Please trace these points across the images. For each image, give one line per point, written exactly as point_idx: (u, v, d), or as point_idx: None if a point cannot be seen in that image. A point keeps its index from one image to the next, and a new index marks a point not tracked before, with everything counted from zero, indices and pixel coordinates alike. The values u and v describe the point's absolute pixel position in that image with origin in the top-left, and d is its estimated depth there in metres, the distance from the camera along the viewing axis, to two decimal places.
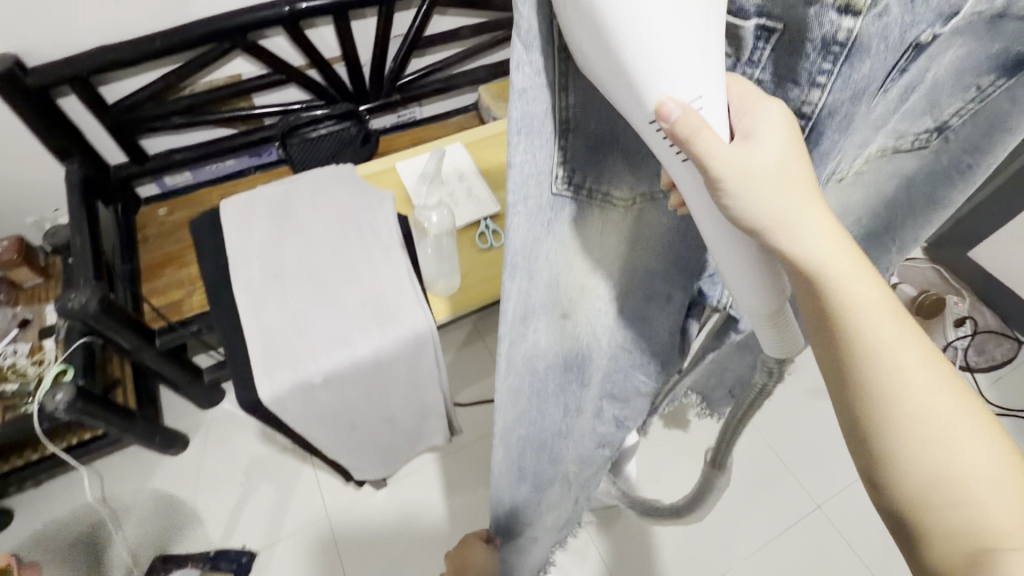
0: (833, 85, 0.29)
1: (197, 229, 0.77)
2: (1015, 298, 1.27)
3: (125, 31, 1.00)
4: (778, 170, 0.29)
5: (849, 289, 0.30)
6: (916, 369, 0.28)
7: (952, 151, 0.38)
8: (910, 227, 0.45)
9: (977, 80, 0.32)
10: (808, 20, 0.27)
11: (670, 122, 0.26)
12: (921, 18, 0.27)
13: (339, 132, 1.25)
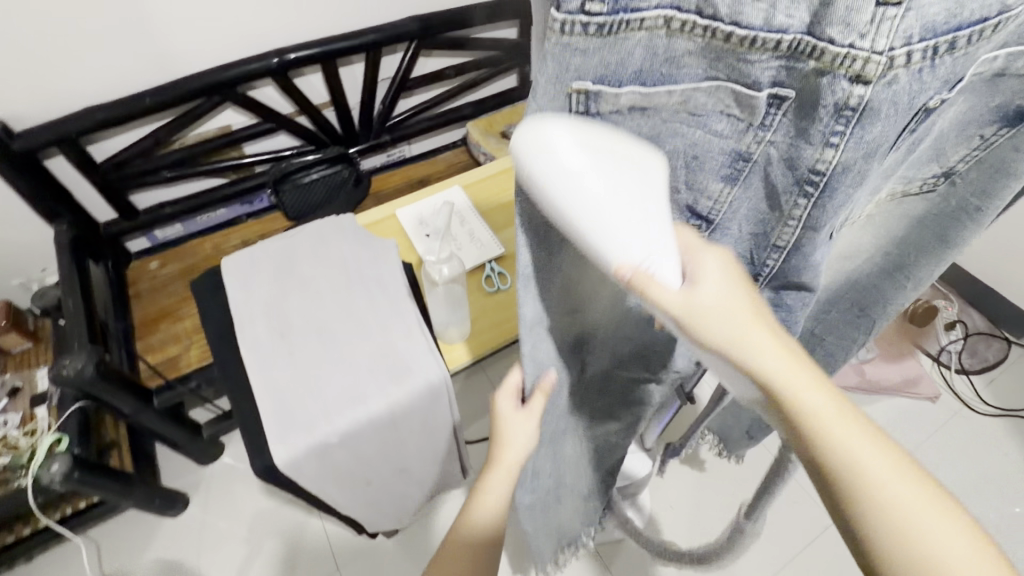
0: (847, 146, 0.30)
1: (199, 289, 0.76)
2: (1003, 301, 1.30)
3: (113, 90, 0.99)
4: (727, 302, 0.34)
5: (798, 396, 0.34)
6: (867, 458, 0.33)
7: (958, 195, 0.42)
8: (921, 265, 0.48)
9: (980, 131, 0.36)
10: (820, 87, 0.28)
11: (626, 281, 0.31)
12: (928, 84, 0.28)
13: (330, 176, 1.27)
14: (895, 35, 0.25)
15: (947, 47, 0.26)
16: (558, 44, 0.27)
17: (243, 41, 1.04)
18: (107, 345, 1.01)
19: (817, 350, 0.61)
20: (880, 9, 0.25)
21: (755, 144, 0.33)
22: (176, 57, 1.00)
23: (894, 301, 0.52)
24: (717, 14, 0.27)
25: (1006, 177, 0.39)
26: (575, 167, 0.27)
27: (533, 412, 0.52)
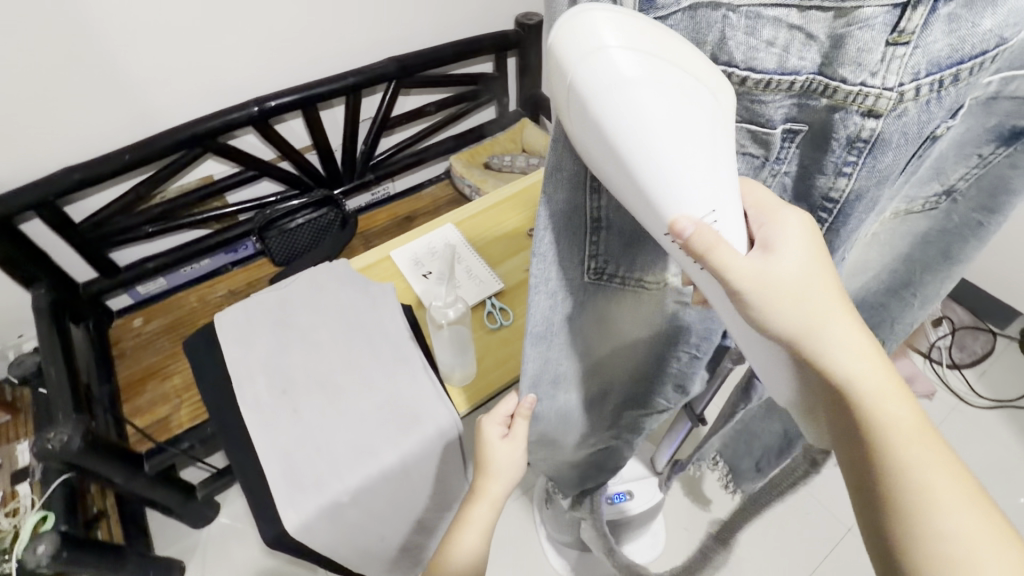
0: (858, 175, 0.31)
1: (194, 348, 0.74)
2: (983, 294, 1.34)
3: (91, 149, 0.97)
4: (797, 272, 0.32)
5: (866, 386, 0.33)
6: (929, 464, 0.32)
7: (960, 212, 0.43)
8: (928, 283, 0.50)
9: (978, 149, 0.38)
10: (833, 122, 0.29)
11: (684, 237, 0.27)
12: (935, 114, 0.29)
13: (316, 220, 1.25)
14: (904, 72, 0.26)
15: (951, 80, 0.27)
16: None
17: (221, 91, 1.02)
18: (92, 411, 0.96)
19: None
20: (890, 47, 0.25)
21: (769, 177, 0.34)
22: (155, 111, 0.98)
23: (902, 319, 0.54)
24: (731, 60, 0.27)
25: (1006, 192, 0.40)
26: (628, 80, 0.24)
27: (517, 435, 0.55)
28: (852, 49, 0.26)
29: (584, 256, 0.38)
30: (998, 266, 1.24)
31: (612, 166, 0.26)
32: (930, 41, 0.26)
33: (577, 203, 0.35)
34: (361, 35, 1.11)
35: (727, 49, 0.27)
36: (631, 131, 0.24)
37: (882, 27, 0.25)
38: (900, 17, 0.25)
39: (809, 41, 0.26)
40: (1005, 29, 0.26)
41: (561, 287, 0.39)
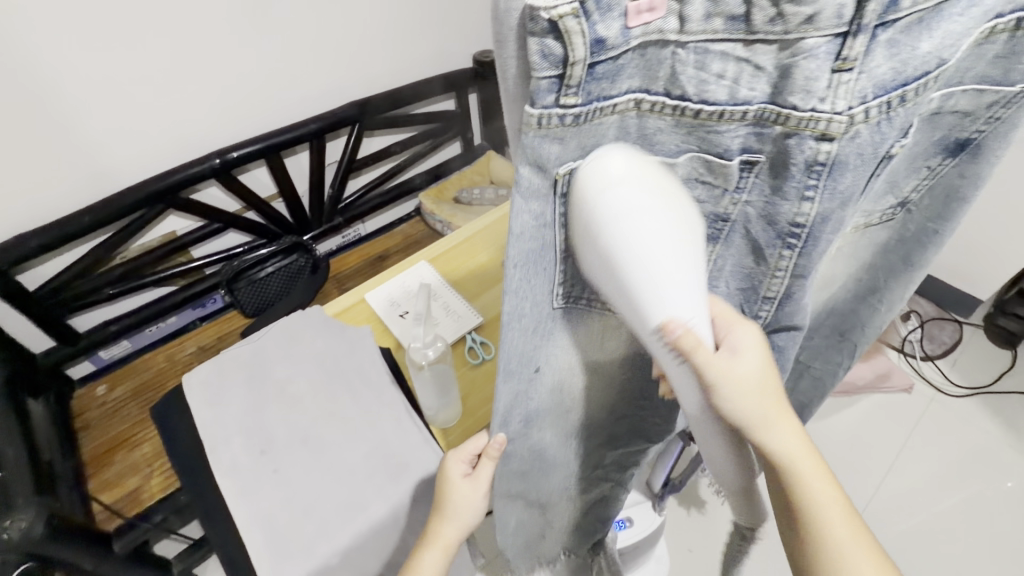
0: (821, 197, 0.32)
1: (162, 415, 0.70)
2: (945, 286, 1.38)
3: (45, 214, 0.93)
4: (762, 374, 0.37)
5: (804, 469, 0.38)
6: (847, 538, 0.37)
7: (915, 221, 0.45)
8: (893, 289, 0.51)
9: (927, 162, 0.39)
10: (788, 148, 0.30)
11: (672, 337, 0.31)
12: (889, 134, 0.30)
13: (286, 267, 1.23)
14: (851, 96, 0.27)
15: (898, 101, 0.28)
16: (535, 137, 0.27)
17: (181, 145, 1.01)
18: (54, 490, 0.89)
19: (805, 373, 0.63)
20: (836, 74, 0.26)
21: (731, 206, 0.34)
22: (113, 172, 0.96)
23: (872, 324, 0.55)
24: (684, 94, 0.28)
25: (958, 202, 0.42)
26: (630, 197, 0.27)
27: (480, 479, 0.53)
28: (800, 78, 0.26)
29: (554, 283, 0.37)
30: (949, 256, 1.31)
31: (605, 278, 0.30)
32: (873, 65, 0.27)
33: (544, 239, 0.33)
34: (322, 81, 1.12)
35: (679, 82, 0.28)
36: (632, 252, 0.28)
37: (826, 57, 0.26)
38: (842, 46, 0.26)
39: (756, 72, 0.27)
40: (943, 50, 0.28)
41: (532, 316, 0.39)
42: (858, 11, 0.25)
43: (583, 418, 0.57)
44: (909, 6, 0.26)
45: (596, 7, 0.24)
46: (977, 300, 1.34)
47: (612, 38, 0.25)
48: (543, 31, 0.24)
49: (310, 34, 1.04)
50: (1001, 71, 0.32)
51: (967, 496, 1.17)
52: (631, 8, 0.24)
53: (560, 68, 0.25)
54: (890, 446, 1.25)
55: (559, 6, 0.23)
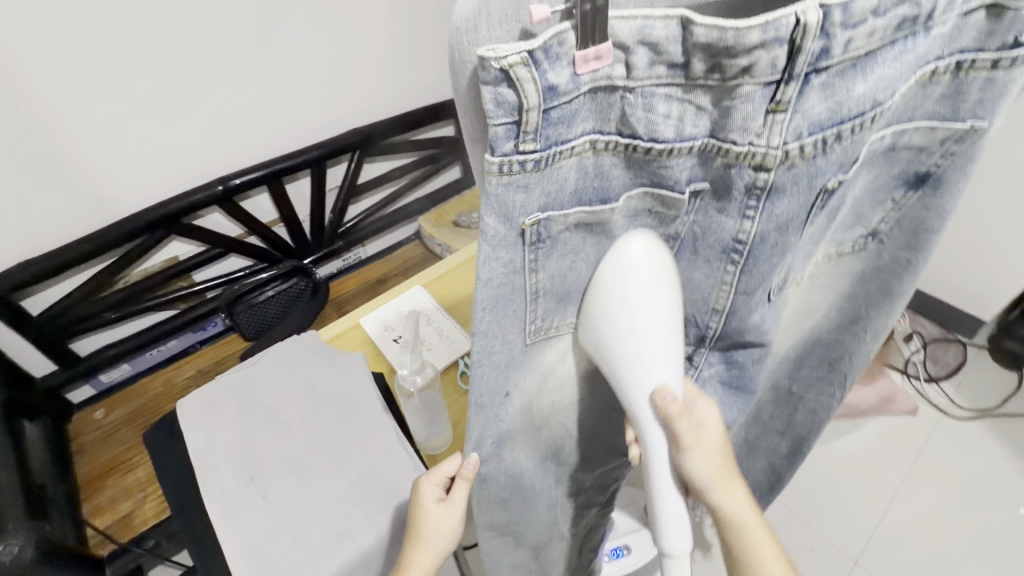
0: (761, 219, 0.34)
1: (155, 441, 0.70)
2: (951, 307, 1.36)
3: (49, 242, 0.95)
4: (722, 440, 0.46)
5: (736, 509, 0.47)
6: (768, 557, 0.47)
7: (889, 250, 0.51)
8: (876, 317, 0.56)
9: (891, 196, 0.45)
10: (729, 175, 0.32)
11: (662, 399, 0.40)
12: (825, 168, 0.33)
13: (286, 291, 1.23)
14: (788, 133, 0.30)
15: (834, 138, 0.31)
16: (499, 184, 0.29)
17: (184, 173, 1.02)
18: (45, 516, 0.89)
19: (801, 405, 0.67)
20: (771, 115, 0.29)
21: (680, 225, 0.38)
22: (116, 200, 0.98)
23: (858, 354, 0.60)
24: (635, 132, 0.30)
25: (922, 232, 0.47)
26: (648, 285, 0.37)
27: (455, 502, 0.52)
28: (737, 117, 0.29)
29: (526, 322, 0.39)
30: (953, 276, 1.29)
31: (613, 343, 0.39)
32: (808, 106, 0.29)
33: (514, 283, 0.35)
34: (324, 110, 1.14)
35: (631, 123, 0.30)
36: (645, 331, 0.38)
37: (761, 100, 0.28)
38: (775, 91, 0.28)
39: (698, 111, 0.30)
40: (876, 92, 0.31)
41: (504, 352, 0.40)
42: (789, 61, 0.27)
43: (558, 432, 0.59)
44: (839, 55, 0.28)
45: (545, 58, 0.25)
46: (982, 321, 1.33)
47: (564, 85, 0.26)
48: (495, 80, 0.25)
49: (311, 64, 1.06)
50: (949, 108, 0.37)
51: (975, 522, 1.14)
52: (578, 57, 0.26)
53: (515, 115, 0.27)
54: (894, 472, 1.22)
55: (508, 57, 0.24)
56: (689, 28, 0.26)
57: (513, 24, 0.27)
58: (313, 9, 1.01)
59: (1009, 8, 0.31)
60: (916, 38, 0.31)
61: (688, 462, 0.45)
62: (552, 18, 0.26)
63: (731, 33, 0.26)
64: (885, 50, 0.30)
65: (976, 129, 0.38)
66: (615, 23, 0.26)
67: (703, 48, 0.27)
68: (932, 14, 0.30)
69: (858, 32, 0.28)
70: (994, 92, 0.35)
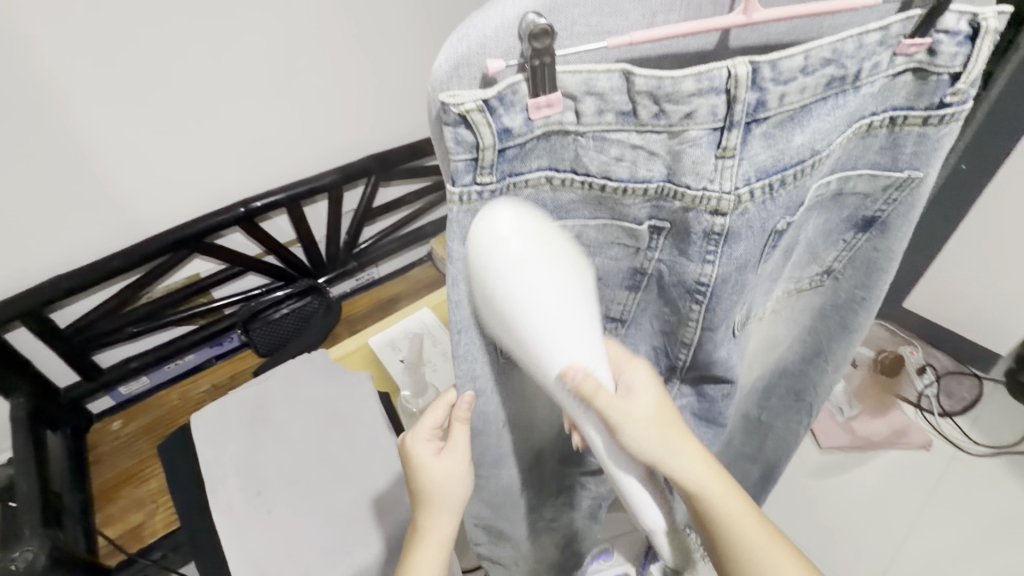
0: (719, 261, 0.41)
1: (167, 454, 0.73)
2: (965, 341, 1.34)
3: (81, 259, 1.00)
4: (654, 407, 0.48)
5: (686, 471, 0.48)
6: (729, 504, 0.49)
7: (844, 289, 0.60)
8: (836, 351, 0.67)
9: (842, 237, 0.55)
10: (689, 220, 0.39)
11: (574, 380, 0.40)
12: (774, 212, 0.41)
13: (300, 309, 1.28)
14: (737, 178, 0.37)
15: (778, 183, 0.39)
16: (459, 211, 0.35)
17: (209, 197, 1.07)
18: (60, 524, 0.92)
19: (771, 431, 0.80)
20: (720, 159, 0.36)
21: (645, 261, 0.44)
22: (144, 220, 1.03)
23: (821, 384, 0.72)
24: (589, 171, 0.37)
25: (872, 272, 0.57)
26: (525, 261, 0.34)
27: (456, 449, 0.50)
28: (689, 161, 0.36)
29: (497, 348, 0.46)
30: (967, 309, 1.27)
31: (509, 326, 0.38)
32: (753, 153, 0.37)
33: None
34: (343, 137, 1.18)
35: (583, 163, 0.37)
36: (539, 310, 0.36)
37: (709, 145, 0.35)
38: (721, 138, 0.35)
39: (651, 156, 0.36)
40: (813, 144, 0.39)
41: (487, 378, 0.48)
42: (728, 110, 0.34)
43: (537, 437, 0.64)
44: (775, 107, 0.36)
45: (500, 105, 0.31)
46: (997, 356, 1.31)
47: (517, 128, 0.33)
48: (455, 122, 0.31)
49: (332, 94, 1.11)
50: (889, 159, 0.46)
51: (985, 563, 1.12)
52: (531, 105, 0.32)
53: (473, 152, 0.33)
54: (906, 509, 1.19)
55: (464, 104, 0.31)
56: (630, 78, 0.32)
57: (475, 75, 0.31)
58: (338, 42, 1.05)
59: (932, 72, 0.40)
60: (847, 95, 0.39)
61: (622, 440, 0.47)
62: (508, 69, 0.31)
63: (668, 82, 0.32)
64: (818, 108, 0.38)
65: (913, 178, 0.47)
66: (563, 76, 0.32)
67: (646, 94, 0.33)
68: (858, 75, 0.38)
69: (789, 88, 0.35)
70: (926, 146, 0.44)
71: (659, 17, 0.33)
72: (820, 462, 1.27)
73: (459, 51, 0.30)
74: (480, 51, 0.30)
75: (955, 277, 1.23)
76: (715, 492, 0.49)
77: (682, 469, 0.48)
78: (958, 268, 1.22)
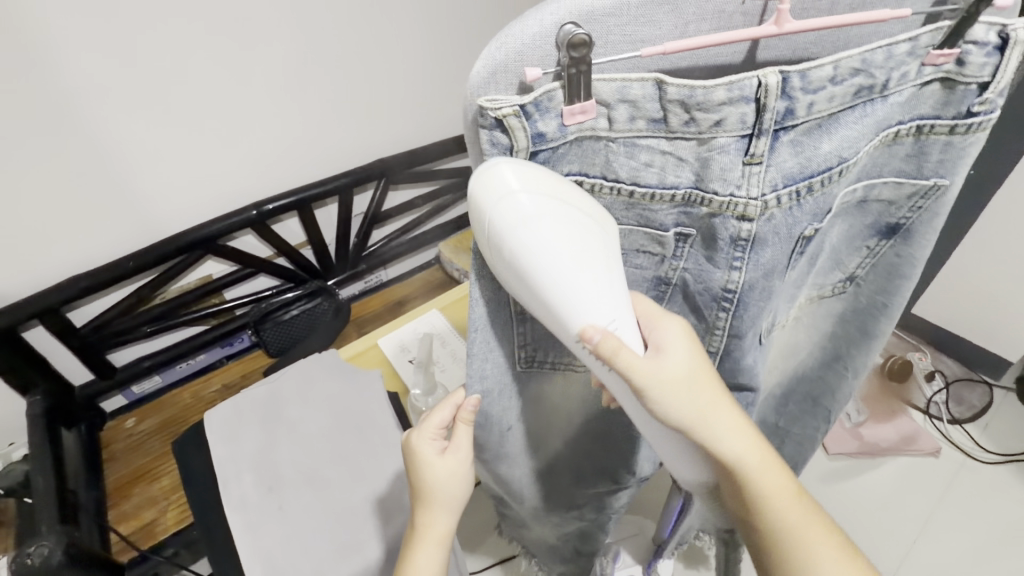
0: (746, 268, 0.42)
1: (182, 452, 0.74)
2: (975, 348, 1.32)
3: (98, 259, 1.02)
4: (690, 369, 0.43)
5: (726, 441, 0.44)
6: (767, 478, 0.45)
7: (865, 294, 0.61)
8: (855, 356, 0.67)
9: (865, 243, 0.55)
10: (716, 225, 0.40)
11: (595, 342, 0.36)
12: (800, 218, 0.42)
13: (310, 309, 1.29)
14: (764, 184, 0.38)
15: (806, 190, 0.40)
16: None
17: (224, 199, 1.09)
18: (76, 521, 0.94)
19: (787, 436, 0.81)
20: (747, 166, 0.37)
21: (670, 270, 0.46)
22: (160, 222, 1.05)
23: (840, 389, 0.72)
24: (619, 176, 0.38)
25: (894, 277, 0.57)
26: (530, 213, 0.33)
27: (460, 446, 0.49)
28: (717, 168, 0.37)
29: (513, 346, 0.47)
30: (977, 316, 1.26)
31: (520, 285, 0.36)
32: (781, 160, 0.38)
33: (501, 304, 0.43)
34: (356, 140, 1.20)
35: (614, 168, 0.38)
36: (549, 262, 0.34)
37: (737, 151, 0.36)
38: (749, 145, 0.36)
39: (679, 162, 0.37)
40: (841, 151, 0.40)
41: (498, 377, 0.48)
42: (757, 118, 0.35)
43: (556, 447, 0.65)
44: (804, 115, 0.37)
45: (536, 110, 0.32)
46: (1007, 363, 1.30)
47: (551, 133, 0.34)
48: (491, 125, 0.33)
49: (345, 99, 1.13)
50: (914, 167, 0.47)
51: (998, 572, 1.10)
52: (566, 112, 0.33)
53: (507, 154, 0.34)
54: (916, 516, 1.19)
55: (502, 108, 0.32)
56: (663, 88, 0.33)
57: (512, 81, 0.32)
58: (350, 49, 1.07)
59: (960, 82, 0.40)
60: (874, 104, 0.39)
61: (654, 407, 0.42)
62: (545, 77, 0.32)
63: (699, 91, 0.33)
64: (846, 114, 0.38)
65: (939, 186, 0.47)
66: (598, 84, 0.33)
67: (678, 103, 0.34)
68: (886, 84, 0.38)
69: (818, 97, 0.36)
70: (952, 154, 0.45)
71: (691, 26, 0.33)
72: (829, 468, 1.26)
73: (496, 57, 0.31)
74: (517, 58, 0.31)
75: (965, 283, 1.22)
76: (752, 461, 0.45)
77: (722, 439, 0.44)
78: (967, 275, 1.21)
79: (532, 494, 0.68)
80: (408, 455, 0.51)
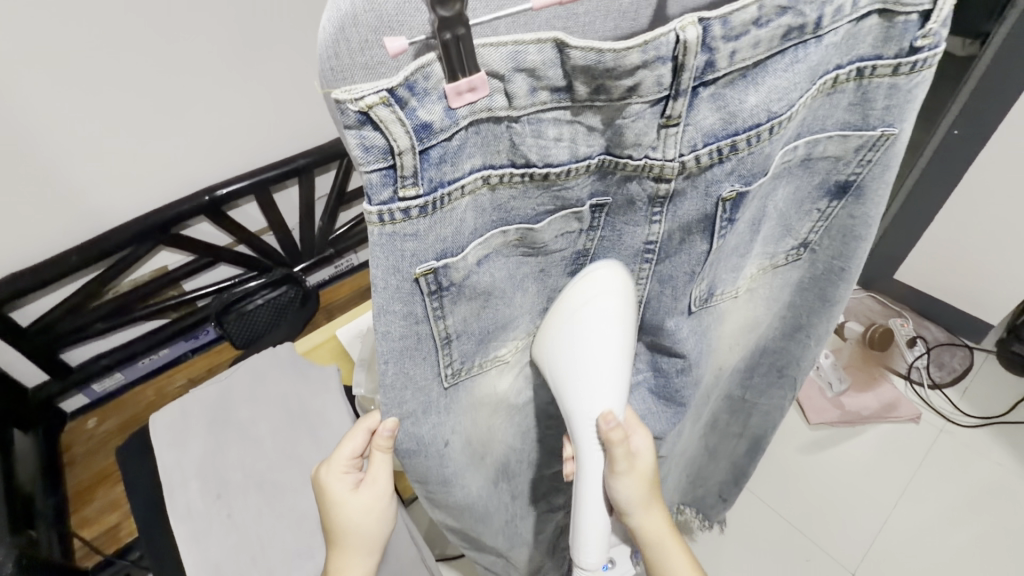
0: (664, 220, 0.40)
1: (126, 459, 0.70)
2: (958, 311, 1.30)
3: (37, 256, 0.95)
4: (653, 469, 0.52)
5: (646, 522, 0.54)
6: (667, 549, 0.56)
7: (822, 259, 0.58)
8: (817, 324, 0.65)
9: (816, 206, 0.51)
10: (632, 186, 0.38)
11: (606, 424, 0.46)
12: (724, 176, 0.38)
13: (275, 298, 1.20)
14: (682, 144, 0.35)
15: (729, 148, 0.36)
16: (383, 233, 0.31)
17: (172, 187, 1.02)
18: (31, 525, 0.92)
19: (755, 408, 0.79)
20: (663, 128, 0.33)
21: (588, 242, 0.43)
22: (100, 214, 0.97)
23: (804, 357, 0.70)
24: (528, 160, 0.33)
25: (849, 238, 0.54)
26: (601, 316, 0.43)
27: (377, 478, 0.50)
28: (631, 134, 0.33)
29: (440, 365, 0.42)
30: (960, 280, 1.23)
31: (562, 357, 0.45)
32: (700, 118, 0.34)
33: (419, 332, 0.38)
34: (312, 116, 1.11)
35: (521, 151, 0.33)
36: (591, 354, 0.44)
37: (652, 115, 0.33)
38: (664, 107, 0.32)
39: (590, 131, 0.34)
40: (769, 104, 0.36)
41: (418, 401, 0.43)
42: (675, 77, 0.31)
43: (508, 438, 0.61)
44: (725, 67, 0.32)
45: (412, 94, 0.27)
46: (989, 325, 1.28)
47: (438, 122, 0.29)
48: (357, 124, 0.27)
49: (294, 72, 1.04)
50: (859, 116, 0.43)
51: (976, 532, 1.11)
52: (449, 91, 0.28)
53: (389, 159, 0.29)
54: (896, 483, 1.18)
55: (364, 98, 0.26)
56: (564, 50, 0.28)
57: (373, 58, 0.27)
58: (297, 14, 0.98)
59: (898, 13, 0.36)
60: (807, 46, 0.35)
61: (614, 486, 0.51)
62: (411, 49, 0.27)
63: (609, 56, 0.28)
64: (776, 59, 0.34)
65: (887, 135, 0.44)
66: (483, 51, 0.27)
67: (583, 67, 0.29)
68: (819, 22, 0.34)
69: (741, 44, 0.32)
70: (898, 99, 0.41)
71: None
72: (809, 438, 1.26)
73: (343, 10, 0.25)
74: (371, 13, 0.25)
75: (950, 247, 1.19)
76: (663, 545, 0.56)
77: (642, 521, 0.54)
78: (950, 238, 1.18)
79: (496, 492, 0.65)
80: (320, 490, 0.52)
